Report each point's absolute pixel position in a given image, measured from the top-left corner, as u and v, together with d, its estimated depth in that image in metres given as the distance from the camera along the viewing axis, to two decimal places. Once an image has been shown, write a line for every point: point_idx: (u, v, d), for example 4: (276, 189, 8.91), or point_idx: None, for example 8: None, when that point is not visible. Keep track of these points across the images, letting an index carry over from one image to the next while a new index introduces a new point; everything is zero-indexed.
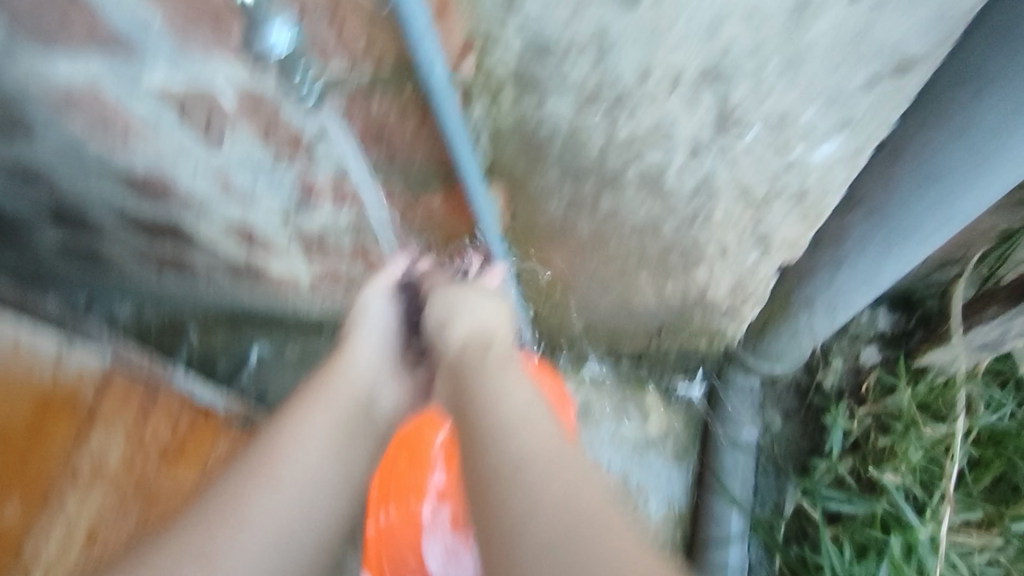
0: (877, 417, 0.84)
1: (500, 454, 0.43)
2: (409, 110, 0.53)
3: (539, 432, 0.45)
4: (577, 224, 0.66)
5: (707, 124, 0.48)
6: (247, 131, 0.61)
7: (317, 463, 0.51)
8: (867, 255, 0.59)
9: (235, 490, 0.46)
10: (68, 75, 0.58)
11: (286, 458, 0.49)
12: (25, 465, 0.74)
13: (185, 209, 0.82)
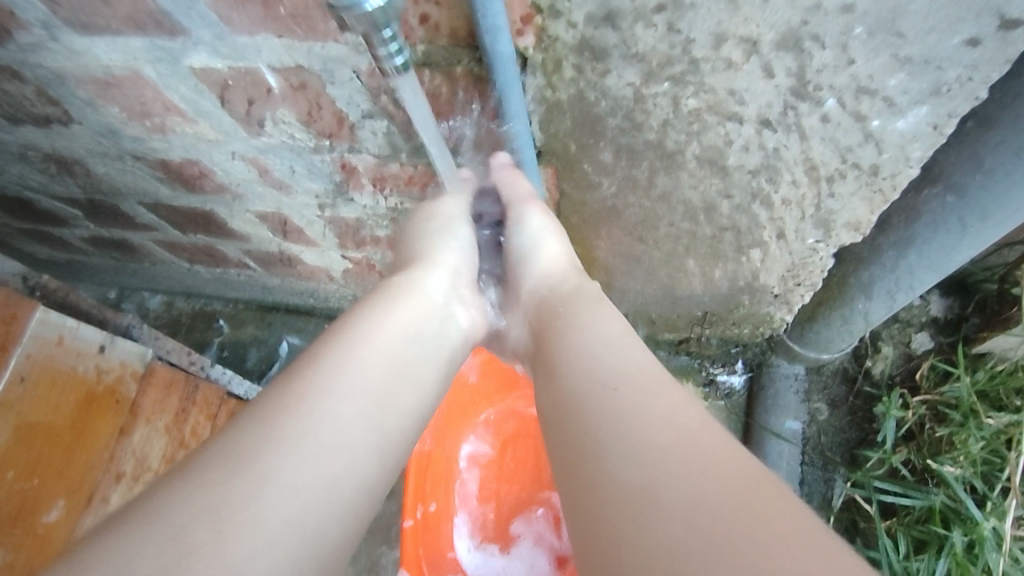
0: (933, 407, 0.81)
1: (641, 447, 0.38)
2: (463, 87, 0.51)
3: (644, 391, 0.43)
4: (627, 207, 0.64)
5: (781, 94, 0.46)
6: (291, 115, 0.60)
7: (366, 409, 0.45)
8: (938, 238, 0.55)
9: (275, 427, 0.41)
10: (110, 59, 0.57)
11: (318, 409, 0.43)
12: (71, 464, 0.68)
13: (220, 198, 0.80)
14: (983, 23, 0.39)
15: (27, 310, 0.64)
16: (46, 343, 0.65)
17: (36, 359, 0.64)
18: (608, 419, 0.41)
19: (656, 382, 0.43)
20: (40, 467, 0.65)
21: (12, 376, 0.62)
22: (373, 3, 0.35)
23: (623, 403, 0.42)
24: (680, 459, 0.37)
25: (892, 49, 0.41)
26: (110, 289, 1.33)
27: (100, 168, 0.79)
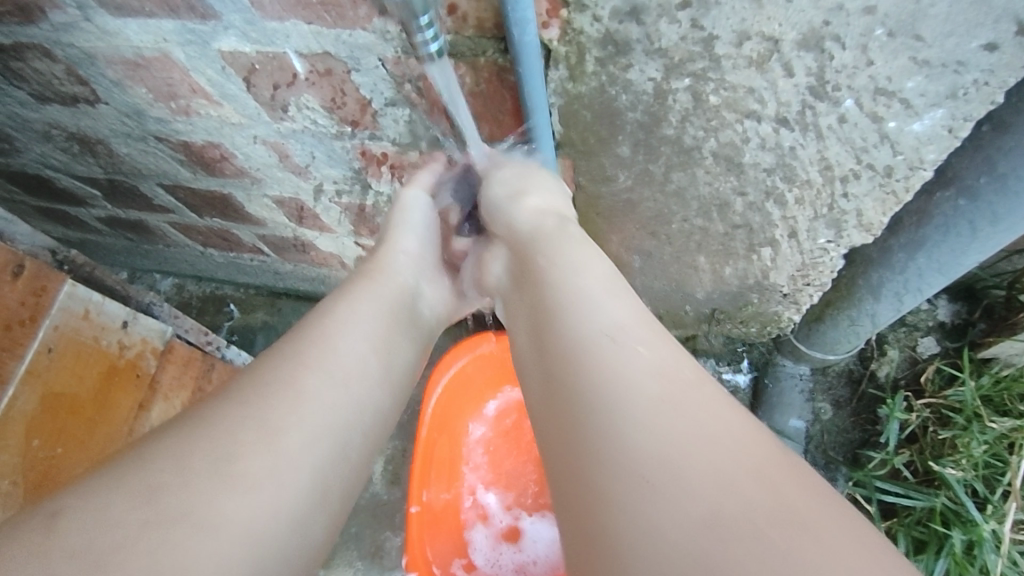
0: (937, 410, 0.82)
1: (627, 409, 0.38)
2: (486, 77, 0.52)
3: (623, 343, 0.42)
4: (641, 202, 0.65)
5: (800, 94, 0.47)
6: (315, 101, 0.61)
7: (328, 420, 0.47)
8: (950, 240, 0.56)
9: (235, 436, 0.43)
10: (140, 40, 0.59)
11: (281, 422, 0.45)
12: (92, 435, 0.70)
13: (239, 181, 0.82)
14: (1002, 28, 0.40)
15: (56, 284, 0.67)
16: (73, 315, 0.68)
17: (64, 330, 0.67)
18: (599, 368, 0.41)
19: (656, 336, 0.43)
20: (63, 436, 0.67)
21: (41, 345, 0.65)
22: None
23: (615, 351, 0.42)
24: (670, 440, 0.36)
25: (911, 51, 0.42)
26: (122, 271, 1.34)
27: (123, 149, 0.80)
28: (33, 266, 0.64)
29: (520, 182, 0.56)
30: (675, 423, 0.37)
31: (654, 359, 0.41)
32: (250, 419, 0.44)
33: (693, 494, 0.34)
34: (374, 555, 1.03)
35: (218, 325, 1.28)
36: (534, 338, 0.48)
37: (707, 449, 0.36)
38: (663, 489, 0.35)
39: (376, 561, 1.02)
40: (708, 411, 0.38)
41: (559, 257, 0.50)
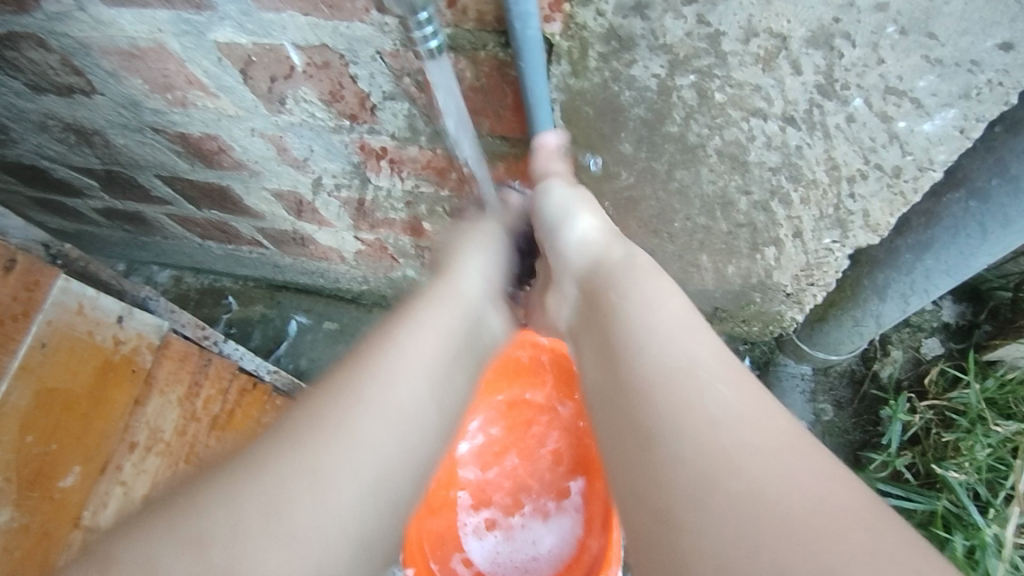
0: (940, 412, 0.81)
1: (706, 426, 0.37)
2: (487, 71, 0.51)
3: (698, 367, 0.41)
4: (644, 200, 0.64)
5: (807, 92, 0.46)
6: (313, 95, 0.60)
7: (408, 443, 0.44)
8: (958, 242, 0.55)
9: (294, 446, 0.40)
10: (135, 30, 0.58)
11: (358, 427, 0.42)
12: (86, 433, 0.69)
13: (237, 174, 0.81)
14: (1017, 27, 0.39)
15: (49, 278, 0.66)
16: (66, 310, 0.67)
17: (57, 324, 0.66)
18: (665, 394, 0.40)
19: (729, 370, 0.41)
20: (57, 433, 0.66)
21: (33, 340, 0.64)
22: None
23: (695, 388, 0.39)
24: (751, 460, 0.35)
25: (923, 50, 0.41)
26: (121, 262, 1.33)
27: (120, 140, 0.79)
28: (26, 259, 0.63)
29: (562, 207, 0.55)
30: (750, 436, 0.36)
31: (739, 397, 0.39)
32: (299, 445, 0.40)
33: (767, 518, 0.32)
34: None
35: (217, 317, 1.27)
36: (602, 369, 0.46)
37: (777, 490, 0.33)
38: (732, 510, 0.33)
39: None
40: (786, 451, 0.36)
41: (633, 292, 0.48)
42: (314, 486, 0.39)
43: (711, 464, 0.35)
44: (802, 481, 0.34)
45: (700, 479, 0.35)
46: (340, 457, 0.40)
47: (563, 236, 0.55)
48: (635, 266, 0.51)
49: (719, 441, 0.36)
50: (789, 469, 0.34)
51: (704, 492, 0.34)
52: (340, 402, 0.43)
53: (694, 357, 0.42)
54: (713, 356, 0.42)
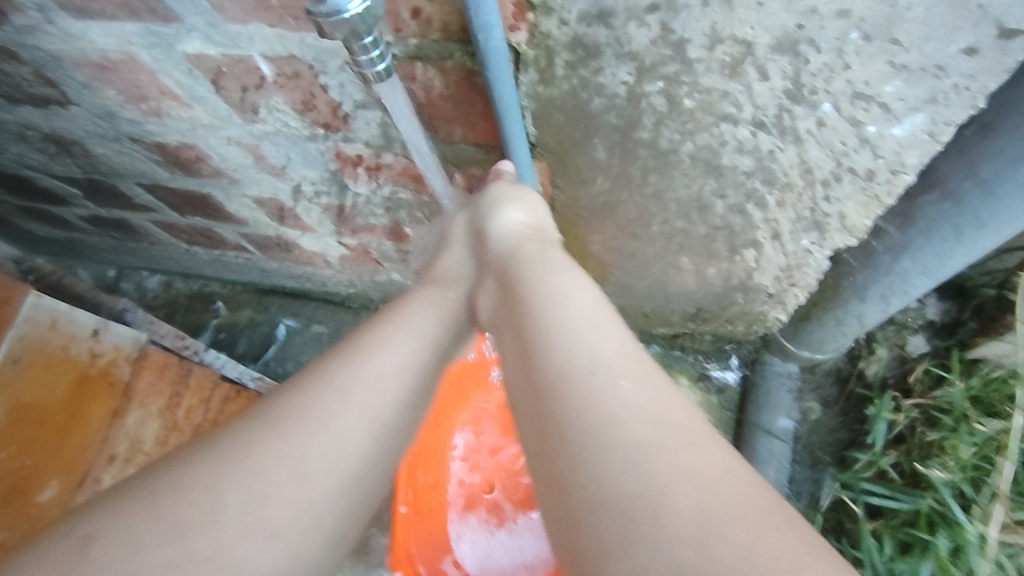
0: (925, 410, 0.81)
1: (610, 425, 0.37)
2: (456, 80, 0.50)
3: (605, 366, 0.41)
4: (621, 205, 0.63)
5: (776, 97, 0.46)
6: (285, 104, 0.59)
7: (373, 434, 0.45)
8: (934, 244, 0.55)
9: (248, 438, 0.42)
10: (104, 42, 0.57)
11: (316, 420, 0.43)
12: (64, 446, 0.70)
13: (217, 182, 0.80)
14: (982, 32, 0.38)
15: (20, 293, 0.65)
16: (37, 324, 0.66)
17: (30, 340, 0.66)
18: (581, 396, 0.39)
19: (635, 366, 0.42)
20: (32, 448, 0.67)
21: (6, 356, 0.64)
22: (352, 12, 0.36)
23: (597, 384, 0.40)
24: (649, 450, 0.35)
25: (888, 56, 0.41)
26: (110, 268, 1.34)
27: (98, 150, 0.79)
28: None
29: (495, 198, 0.56)
30: (645, 427, 0.36)
31: (638, 390, 0.39)
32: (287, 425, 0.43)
33: (660, 505, 0.32)
34: (361, 554, 1.02)
35: (206, 322, 1.27)
36: (519, 364, 0.45)
37: (680, 468, 0.34)
38: (627, 503, 0.33)
39: (363, 559, 1.02)
40: (680, 433, 0.36)
41: (543, 283, 0.49)
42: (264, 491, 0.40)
43: (613, 461, 0.35)
44: (689, 468, 0.34)
45: (605, 474, 0.34)
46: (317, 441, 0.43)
47: (493, 227, 0.57)
48: (555, 266, 0.52)
49: (616, 434, 0.36)
50: (676, 456, 0.35)
51: (607, 487, 0.34)
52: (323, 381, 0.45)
53: (606, 360, 0.42)
54: (624, 357, 0.42)
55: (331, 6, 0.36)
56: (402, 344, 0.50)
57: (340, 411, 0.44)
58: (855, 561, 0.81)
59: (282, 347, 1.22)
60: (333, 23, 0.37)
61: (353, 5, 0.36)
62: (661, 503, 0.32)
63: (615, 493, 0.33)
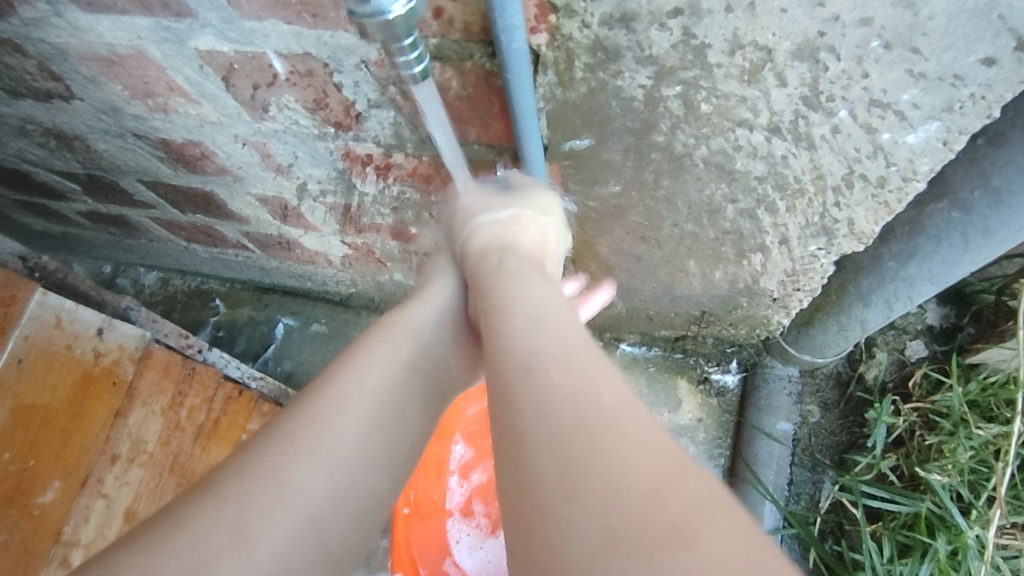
0: (924, 414, 0.82)
1: (557, 417, 0.36)
2: (473, 81, 0.50)
3: (559, 359, 0.41)
4: (631, 207, 0.64)
5: (793, 104, 0.46)
6: (297, 103, 0.59)
7: (362, 441, 0.48)
8: (941, 251, 0.56)
9: (255, 465, 0.44)
10: (114, 37, 0.57)
11: (323, 439, 0.46)
12: (65, 448, 0.71)
13: (222, 179, 0.80)
14: (1000, 43, 0.39)
15: (26, 293, 0.70)
16: (42, 323, 0.71)
17: (33, 339, 0.70)
18: (525, 390, 0.39)
19: (576, 358, 0.41)
20: (34, 449, 0.69)
21: (9, 354, 0.68)
22: (394, 13, 0.37)
23: (536, 377, 0.39)
24: (600, 434, 0.35)
25: (907, 65, 0.41)
26: (106, 265, 1.32)
27: (101, 146, 0.78)
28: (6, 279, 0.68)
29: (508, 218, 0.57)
30: (587, 414, 0.36)
31: (577, 378, 0.39)
32: (283, 445, 0.45)
33: (601, 494, 0.32)
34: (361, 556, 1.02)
35: (203, 320, 1.26)
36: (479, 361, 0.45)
37: (628, 457, 0.33)
38: (573, 495, 0.32)
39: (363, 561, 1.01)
40: (622, 418, 0.36)
41: (509, 292, 0.49)
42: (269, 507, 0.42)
43: (553, 450, 0.35)
44: (639, 461, 0.33)
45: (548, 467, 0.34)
46: (309, 459, 0.45)
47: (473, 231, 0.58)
48: (521, 271, 0.52)
49: (560, 422, 0.36)
50: (623, 442, 0.34)
51: (557, 481, 0.33)
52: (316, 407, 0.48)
53: (554, 353, 0.41)
54: (576, 351, 0.42)
55: (374, 7, 0.36)
56: (376, 369, 0.51)
57: (360, 428, 0.48)
58: (853, 563, 0.82)
59: (281, 346, 1.22)
60: (375, 24, 0.37)
61: (395, 8, 0.37)
62: (614, 498, 0.32)
63: (562, 488, 0.33)
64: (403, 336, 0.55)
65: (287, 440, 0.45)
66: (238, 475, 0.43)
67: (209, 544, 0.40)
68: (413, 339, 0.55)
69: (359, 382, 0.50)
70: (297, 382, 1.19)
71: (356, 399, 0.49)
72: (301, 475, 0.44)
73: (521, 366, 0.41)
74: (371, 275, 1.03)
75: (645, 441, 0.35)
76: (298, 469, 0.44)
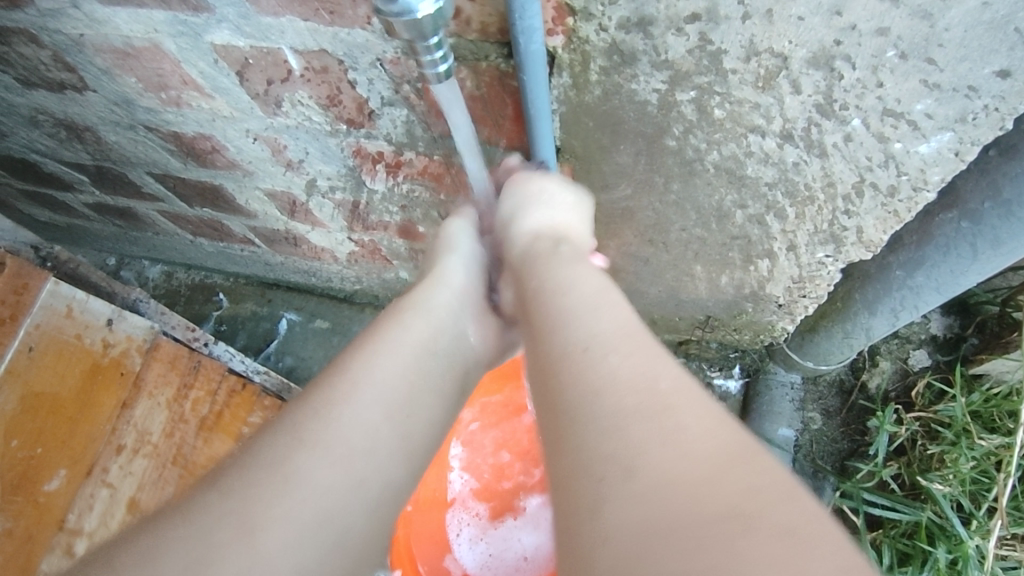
0: (926, 424, 0.82)
1: (614, 404, 0.36)
2: (488, 81, 0.50)
3: (613, 345, 0.40)
4: (640, 211, 0.64)
5: (806, 111, 0.46)
6: (311, 99, 0.60)
7: (373, 424, 0.47)
8: (949, 260, 0.56)
9: (266, 453, 0.44)
10: (130, 30, 0.57)
11: (332, 422, 0.46)
12: (72, 437, 0.72)
13: (231, 174, 0.80)
14: (1016, 56, 0.39)
15: (39, 282, 0.70)
16: (54, 313, 0.72)
17: (44, 328, 0.71)
18: (578, 379, 0.39)
19: (635, 342, 0.41)
20: (43, 437, 0.70)
21: (21, 343, 0.69)
22: (420, 13, 0.37)
23: (591, 364, 0.39)
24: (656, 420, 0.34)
25: (922, 75, 0.42)
26: (109, 257, 1.32)
27: (111, 137, 0.78)
28: (18, 268, 0.68)
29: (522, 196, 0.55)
30: (643, 400, 0.36)
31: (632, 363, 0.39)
32: (293, 430, 0.46)
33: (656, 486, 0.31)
34: None
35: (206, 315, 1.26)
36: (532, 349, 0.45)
37: (687, 445, 0.33)
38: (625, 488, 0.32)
39: None
40: (677, 404, 0.35)
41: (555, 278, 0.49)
42: (276, 490, 0.42)
43: (607, 441, 0.34)
44: (696, 450, 0.32)
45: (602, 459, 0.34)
46: (318, 444, 0.45)
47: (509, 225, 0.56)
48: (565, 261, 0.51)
49: (613, 411, 0.36)
50: (678, 430, 0.34)
51: (610, 471, 0.33)
52: (325, 394, 0.48)
53: (608, 339, 0.41)
54: (631, 335, 0.41)
55: (402, 7, 0.37)
56: (384, 352, 0.52)
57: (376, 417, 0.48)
58: None
59: (284, 341, 1.22)
60: (401, 22, 0.37)
61: (424, 7, 0.37)
62: (671, 487, 0.31)
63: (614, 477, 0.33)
64: (414, 316, 0.55)
65: (297, 426, 0.46)
66: (266, 467, 0.43)
67: (212, 536, 0.40)
68: (422, 319, 0.55)
69: (367, 365, 0.50)
70: (299, 378, 1.19)
71: (367, 380, 0.49)
72: (311, 458, 0.44)
73: (572, 357, 0.41)
74: (376, 272, 1.03)
75: (699, 426, 0.34)
76: (308, 454, 0.44)
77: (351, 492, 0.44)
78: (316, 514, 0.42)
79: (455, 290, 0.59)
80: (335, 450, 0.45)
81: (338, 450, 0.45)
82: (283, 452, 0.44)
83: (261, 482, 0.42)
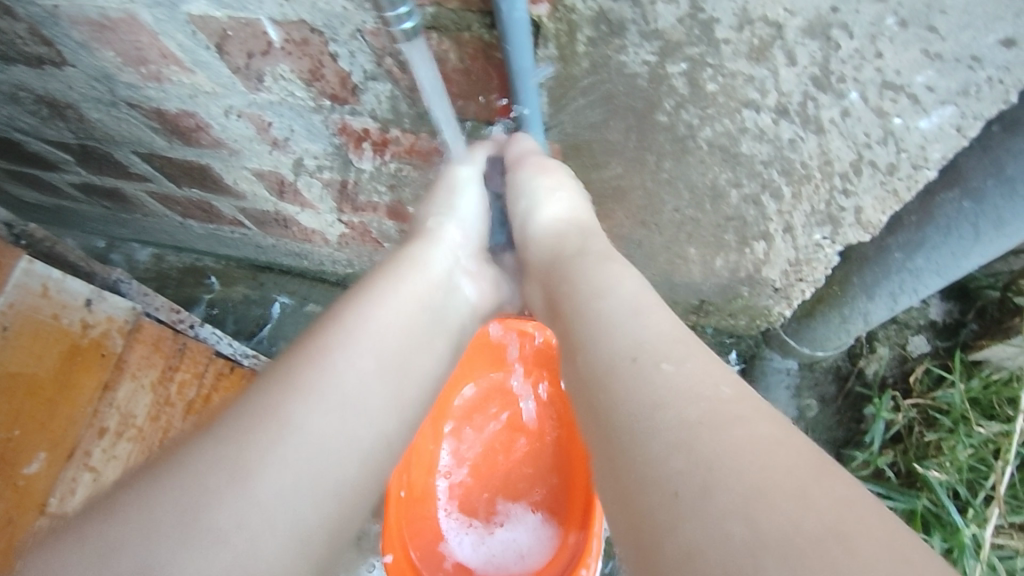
0: (924, 411, 0.81)
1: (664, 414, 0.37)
2: (472, 53, 0.49)
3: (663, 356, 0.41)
4: (632, 190, 0.62)
5: (801, 85, 0.45)
6: (292, 74, 0.58)
7: (370, 376, 0.48)
8: (950, 242, 0.54)
9: (262, 401, 0.44)
10: (104, 1, 0.55)
11: (330, 369, 0.46)
12: (52, 419, 0.70)
13: (217, 153, 0.78)
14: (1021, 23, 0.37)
15: (12, 261, 0.68)
16: (29, 293, 0.69)
17: (19, 308, 0.68)
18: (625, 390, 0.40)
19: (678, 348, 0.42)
20: (20, 419, 0.68)
21: None
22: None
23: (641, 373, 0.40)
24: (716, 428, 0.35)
25: (923, 45, 0.40)
26: (100, 240, 1.31)
27: (94, 115, 0.77)
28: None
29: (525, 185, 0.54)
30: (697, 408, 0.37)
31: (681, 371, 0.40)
32: (285, 378, 0.45)
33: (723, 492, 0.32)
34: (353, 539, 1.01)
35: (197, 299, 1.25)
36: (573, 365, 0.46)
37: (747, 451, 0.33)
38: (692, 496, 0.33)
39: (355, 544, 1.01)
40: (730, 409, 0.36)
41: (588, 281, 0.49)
42: (273, 436, 0.42)
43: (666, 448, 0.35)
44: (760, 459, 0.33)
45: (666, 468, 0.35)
46: (313, 393, 0.45)
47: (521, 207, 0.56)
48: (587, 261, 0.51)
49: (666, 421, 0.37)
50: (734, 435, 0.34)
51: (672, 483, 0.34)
52: (322, 344, 0.47)
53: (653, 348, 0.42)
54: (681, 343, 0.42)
55: None
56: (386, 302, 0.51)
57: (366, 380, 0.47)
58: None
59: (277, 323, 1.21)
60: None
61: None
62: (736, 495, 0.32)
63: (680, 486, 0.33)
64: (414, 271, 0.54)
65: (292, 375, 0.45)
66: (258, 424, 0.42)
67: (204, 482, 0.39)
68: (423, 275, 0.55)
69: (366, 319, 0.50)
70: None
71: (365, 332, 0.49)
72: (306, 405, 0.44)
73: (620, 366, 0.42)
74: (368, 255, 1.02)
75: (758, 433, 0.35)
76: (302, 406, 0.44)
77: (349, 448, 0.45)
78: (315, 462, 0.42)
79: (447, 245, 0.58)
80: (333, 402, 0.45)
81: (336, 401, 0.45)
82: (279, 403, 0.44)
83: (256, 432, 0.42)
